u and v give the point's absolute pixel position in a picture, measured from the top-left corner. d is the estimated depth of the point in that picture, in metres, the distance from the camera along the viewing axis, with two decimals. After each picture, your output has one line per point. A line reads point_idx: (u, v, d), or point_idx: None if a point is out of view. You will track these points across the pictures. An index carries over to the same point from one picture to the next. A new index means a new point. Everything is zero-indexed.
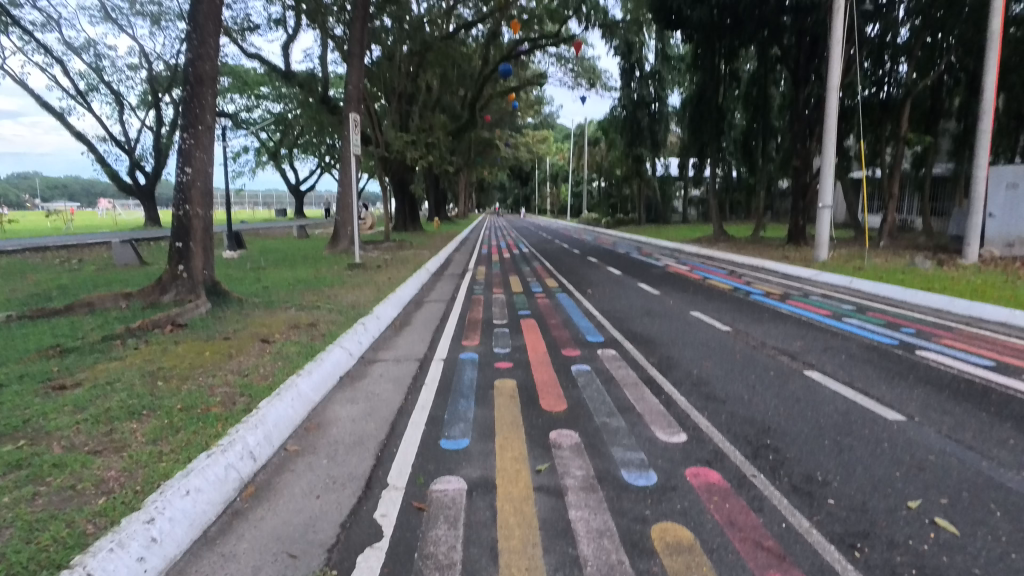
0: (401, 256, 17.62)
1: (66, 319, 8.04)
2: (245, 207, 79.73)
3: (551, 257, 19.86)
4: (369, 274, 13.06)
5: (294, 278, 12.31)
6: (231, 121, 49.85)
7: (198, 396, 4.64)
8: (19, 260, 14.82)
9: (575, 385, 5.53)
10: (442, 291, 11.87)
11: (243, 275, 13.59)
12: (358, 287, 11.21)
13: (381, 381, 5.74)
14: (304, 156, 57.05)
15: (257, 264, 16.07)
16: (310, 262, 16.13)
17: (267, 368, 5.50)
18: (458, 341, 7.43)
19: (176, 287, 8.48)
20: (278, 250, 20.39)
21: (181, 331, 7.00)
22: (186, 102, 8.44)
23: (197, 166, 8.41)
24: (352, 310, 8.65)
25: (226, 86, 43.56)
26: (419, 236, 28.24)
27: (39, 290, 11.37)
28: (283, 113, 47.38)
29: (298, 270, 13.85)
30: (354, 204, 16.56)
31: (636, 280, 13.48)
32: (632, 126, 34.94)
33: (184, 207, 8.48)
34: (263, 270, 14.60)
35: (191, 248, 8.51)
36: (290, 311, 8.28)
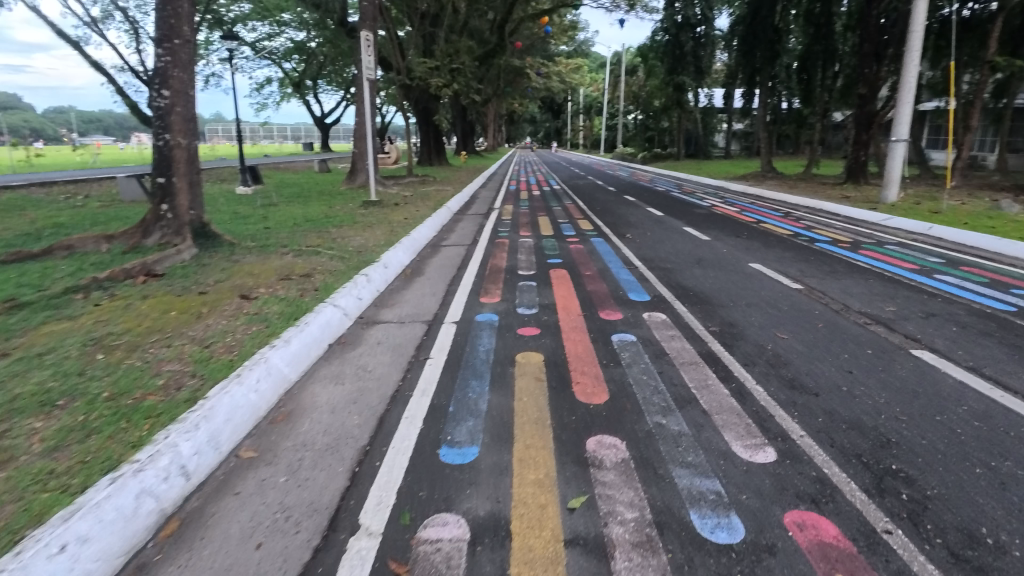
0: (422, 192, 16.38)
1: (38, 264, 7.18)
2: (273, 140, 78.66)
3: (584, 194, 18.37)
4: (384, 213, 11.88)
5: (302, 216, 11.23)
6: (253, 50, 48.06)
7: (136, 378, 3.65)
8: (22, 195, 14.11)
9: (618, 362, 4.37)
10: (464, 233, 10.67)
11: (251, 212, 12.59)
12: (370, 227, 10.06)
13: (377, 350, 4.66)
14: (329, 87, 55.06)
15: (269, 200, 15.03)
16: (326, 198, 15.03)
17: (237, 335, 4.48)
18: (476, 296, 6.29)
19: (160, 229, 7.49)
20: (295, 185, 19.32)
21: (155, 283, 6.04)
22: (158, 11, 7.20)
23: (175, 88, 7.29)
24: (357, 256, 7.56)
25: (245, 12, 41.56)
26: (443, 171, 26.83)
27: (31, 229, 10.57)
28: (306, 41, 45.24)
29: (309, 208, 12.75)
30: (371, 135, 15.23)
31: (680, 222, 12.02)
32: (674, 51, 32.12)
33: (163, 137, 7.36)
34: (274, 207, 13.58)
35: (175, 184, 7.47)
36: (286, 257, 7.23)
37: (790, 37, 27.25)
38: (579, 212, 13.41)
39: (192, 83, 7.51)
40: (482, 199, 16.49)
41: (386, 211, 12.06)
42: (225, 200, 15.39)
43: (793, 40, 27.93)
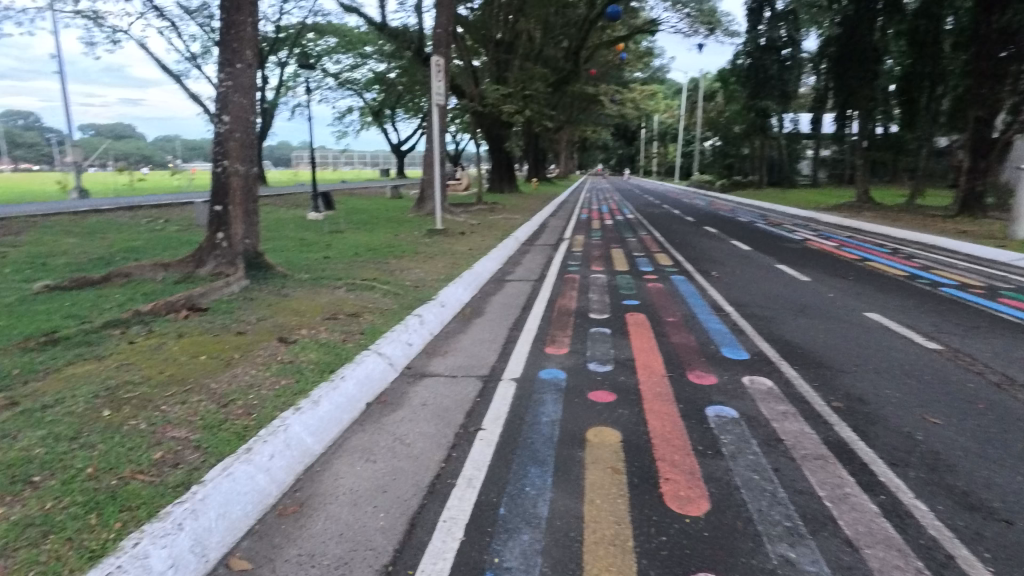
0: (490, 221, 15.88)
1: (94, 293, 7.05)
2: (353, 166, 81.96)
3: (660, 224, 17.31)
4: (448, 242, 11.33)
5: (364, 245, 10.86)
6: (337, 81, 50.27)
7: (132, 447, 3.08)
8: (107, 218, 14.67)
9: (716, 449, 3.41)
10: (531, 267, 9.92)
11: (316, 239, 12.45)
12: (431, 258, 9.49)
13: (421, 413, 3.92)
14: (406, 116, 56.60)
15: (336, 227, 14.93)
16: (391, 226, 14.73)
17: (260, 391, 3.86)
18: (540, 345, 5.47)
19: (215, 258, 7.23)
20: (365, 211, 19.35)
21: (196, 319, 5.65)
22: (222, 35, 7.03)
23: (235, 113, 7.06)
24: (413, 291, 6.96)
25: (331, 46, 43.57)
26: (512, 198, 26.41)
27: (105, 253, 10.73)
28: (386, 72, 46.72)
29: (372, 236, 12.43)
30: (440, 162, 14.87)
31: (771, 259, 10.82)
32: (757, 75, 30.64)
33: (221, 163, 7.13)
34: (340, 234, 13.43)
35: (231, 211, 7.19)
36: (337, 291, 6.71)
37: (889, 58, 25.25)
38: (656, 244, 12.42)
39: (253, 107, 7.27)
40: (551, 229, 15.75)
41: (450, 241, 11.49)
42: (294, 226, 15.43)
43: (892, 61, 25.88)
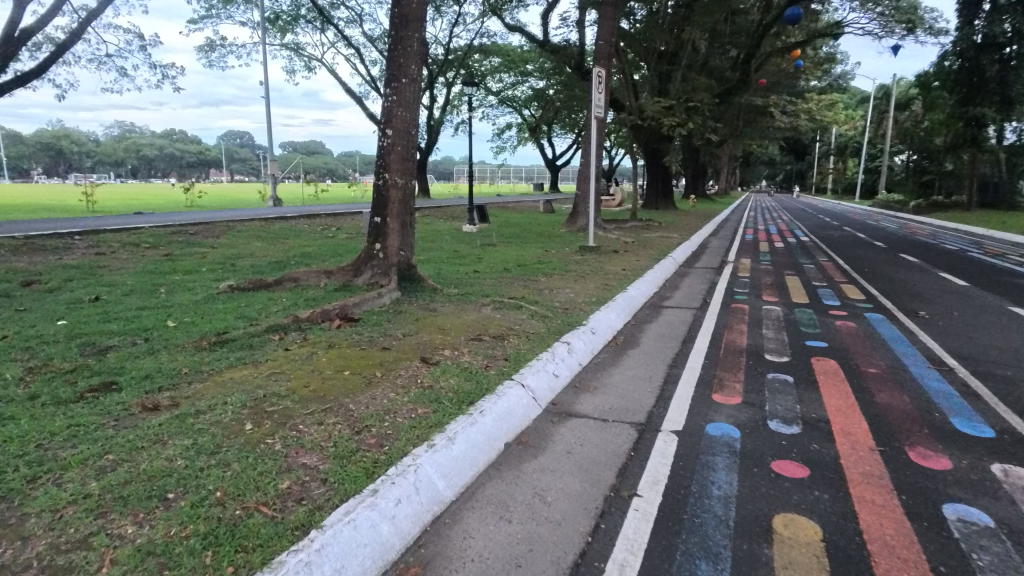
0: (644, 239, 15.03)
1: (267, 296, 7.55)
2: (508, 180, 84.80)
3: (842, 249, 15.20)
4: (600, 260, 10.78)
5: (514, 260, 10.70)
6: (498, 99, 52.20)
7: (263, 471, 2.92)
8: (290, 225, 16.24)
9: (968, 573, 2.47)
10: (692, 292, 9.01)
11: (469, 252, 12.59)
12: (582, 277, 9.00)
13: (566, 464, 3.39)
14: (562, 131, 57.18)
15: (488, 240, 15.08)
16: (542, 241, 14.52)
17: (395, 418, 3.60)
18: (705, 390, 4.70)
19: (371, 269, 7.41)
20: (517, 225, 19.49)
21: (348, 329, 5.69)
22: (391, 51, 7.19)
23: (397, 126, 7.18)
24: (562, 313, 6.50)
25: (494, 65, 45.34)
26: (668, 215, 25.15)
27: (284, 258, 11.73)
28: (545, 89, 47.53)
29: (523, 251, 12.27)
30: (595, 176, 14.41)
31: (998, 298, 8.80)
32: (970, 79, 26.21)
33: (382, 176, 7.30)
34: (492, 247, 13.48)
35: (388, 223, 7.32)
36: (484, 309, 6.47)
37: None
38: (841, 273, 10.78)
39: (415, 120, 7.36)
40: (713, 250, 14.51)
41: (603, 259, 10.93)
42: (449, 238, 15.87)
43: None
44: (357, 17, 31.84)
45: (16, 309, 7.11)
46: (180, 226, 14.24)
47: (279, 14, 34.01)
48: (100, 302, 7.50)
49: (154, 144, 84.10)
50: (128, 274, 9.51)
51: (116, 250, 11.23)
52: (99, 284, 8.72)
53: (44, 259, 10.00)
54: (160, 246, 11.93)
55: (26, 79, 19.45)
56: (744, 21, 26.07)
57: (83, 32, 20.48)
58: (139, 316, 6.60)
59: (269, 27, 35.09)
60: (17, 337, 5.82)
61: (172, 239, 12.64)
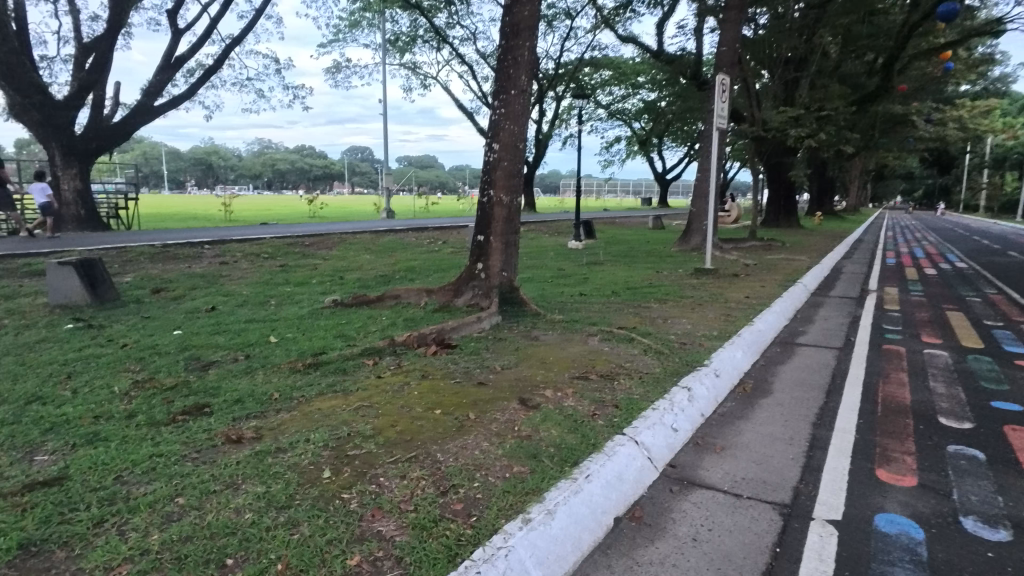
0: (767, 261, 13.71)
1: (368, 313, 7.46)
2: (616, 194, 83.43)
3: (1013, 279, 12.95)
4: (719, 286, 9.79)
5: (622, 282, 9.98)
6: (608, 112, 51.44)
7: (334, 539, 2.53)
8: (399, 238, 16.56)
9: None
10: (831, 328, 7.83)
11: (574, 271, 12.04)
12: (700, 305, 8.13)
13: (693, 558, 2.71)
14: (673, 144, 55.20)
15: (594, 259, 14.42)
16: (652, 261, 13.64)
17: (487, 478, 3.10)
18: (866, 463, 3.79)
19: (472, 289, 7.07)
20: (624, 242, 18.67)
21: (443, 356, 5.34)
22: (500, 62, 6.86)
23: (504, 140, 6.82)
24: (679, 349, 5.76)
25: (604, 78, 44.70)
26: (791, 234, 23.12)
27: (389, 272, 11.81)
28: (657, 101, 46.11)
29: (631, 272, 11.50)
30: (714, 193, 13.32)
31: None
32: None
33: (487, 193, 6.95)
34: (598, 267, 12.84)
35: (491, 242, 6.94)
36: (590, 341, 5.88)
37: None
38: (1018, 311, 9.03)
39: (523, 133, 6.95)
40: (850, 277, 12.89)
41: (722, 284, 9.93)
42: (554, 255, 15.40)
43: None
44: (470, 35, 32.54)
45: (143, 317, 7.51)
46: (298, 238, 14.93)
47: (398, 36, 35.66)
48: (215, 312, 7.76)
49: (287, 159, 91.81)
50: (245, 284, 9.91)
51: (239, 260, 11.85)
52: (219, 293, 9.12)
53: (176, 267, 10.72)
54: (278, 256, 12.46)
55: (178, 102, 21.93)
56: (885, 21, 23.52)
57: (227, 58, 22.45)
58: (246, 330, 6.69)
59: (390, 48, 36.94)
60: (134, 347, 6.03)
61: (290, 250, 13.20)
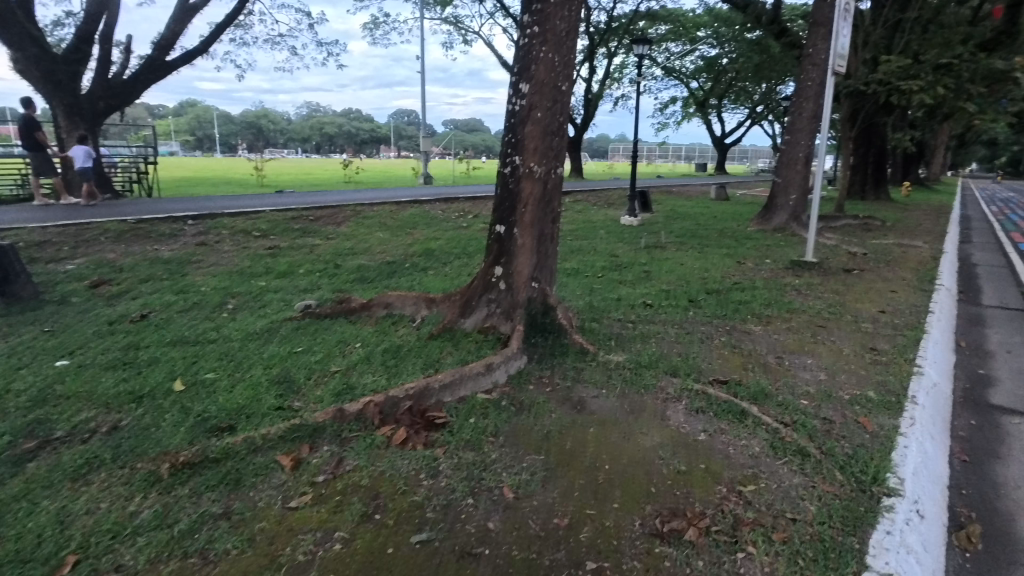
0: (878, 248, 10.84)
1: (345, 331, 5.27)
2: (668, 159, 79.31)
3: None
4: (833, 290, 7.18)
5: (698, 282, 7.48)
6: (665, 70, 47.40)
7: None
8: (424, 210, 14.35)
9: None
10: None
11: (632, 259, 9.57)
12: (821, 326, 5.60)
13: None
14: (735, 105, 50.75)
15: (655, 240, 11.87)
16: (726, 246, 11.01)
17: None
18: None
19: (487, 305, 4.77)
20: (687, 218, 15.94)
21: (419, 450, 3.09)
22: None
23: (538, 78, 4.40)
24: (830, 440, 3.32)
25: (664, 32, 40.74)
26: (884, 208, 19.77)
27: (403, 256, 9.63)
28: (720, 56, 41.88)
29: (705, 264, 8.95)
30: (816, 161, 10.40)
31: None
32: None
33: (512, 160, 4.57)
34: (660, 253, 10.31)
35: (517, 238, 4.57)
36: (672, 417, 3.53)
37: None
38: None
39: (569, 65, 4.52)
40: (991, 272, 9.97)
41: (836, 287, 7.33)
42: (603, 233, 12.93)
43: None
44: None
45: (46, 329, 5.52)
46: (308, 209, 12.91)
47: None
48: (144, 323, 5.72)
49: (334, 121, 90.79)
50: (217, 273, 7.91)
51: (224, 238, 9.87)
52: (173, 288, 7.10)
53: (142, 249, 8.79)
54: (272, 234, 10.43)
55: (193, 56, 20.13)
56: None
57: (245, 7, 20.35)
58: (156, 362, 4.58)
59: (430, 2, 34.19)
60: None
61: (290, 226, 11.17)
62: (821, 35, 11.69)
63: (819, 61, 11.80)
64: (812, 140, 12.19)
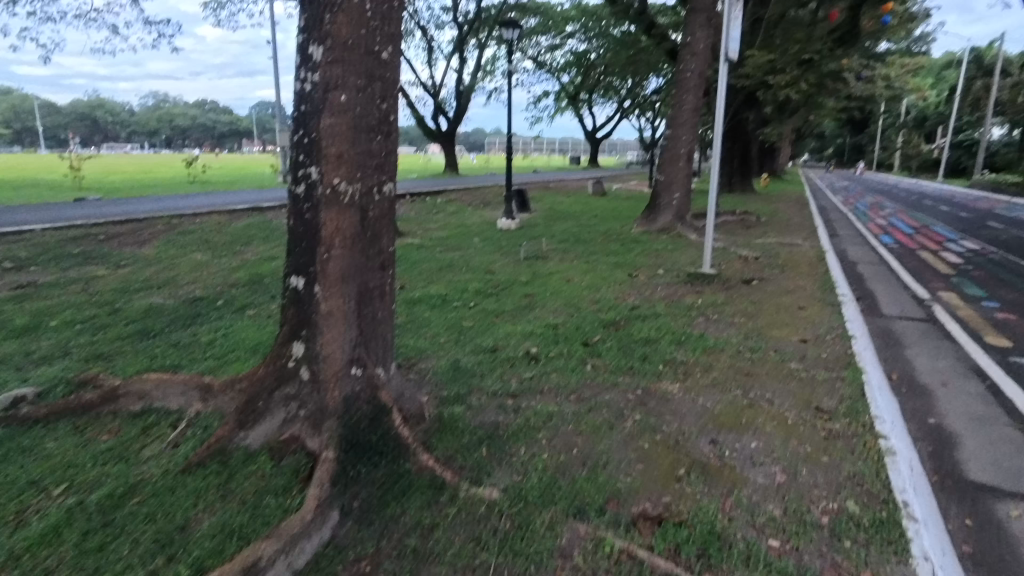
0: (763, 248, 10.34)
1: (56, 452, 3.25)
2: (543, 153, 80.04)
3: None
4: (740, 312, 6.16)
5: (591, 311, 6.15)
6: (536, 64, 47.05)
7: None
8: (265, 219, 11.97)
9: None
10: (979, 416, 4.35)
11: (511, 276, 8.13)
12: (749, 375, 4.42)
13: None
14: (604, 99, 51.70)
15: (535, 248, 10.55)
16: (613, 254, 9.94)
17: None
18: None
19: (286, 403, 3.01)
20: (567, 218, 14.93)
21: None
22: None
23: (336, 34, 2.61)
24: None
25: (533, 25, 40.12)
26: (751, 202, 20.20)
27: (222, 287, 7.46)
28: (589, 51, 42.09)
29: (594, 282, 7.72)
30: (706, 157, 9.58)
31: None
32: None
33: (306, 171, 2.78)
34: (542, 265, 8.99)
35: (320, 303, 2.81)
36: None
37: None
38: None
39: (392, 18, 2.75)
40: (873, 272, 9.76)
41: (743, 308, 6.34)
42: (478, 241, 11.41)
43: None
44: None
45: None
46: (104, 224, 10.12)
47: None
48: None
49: (184, 113, 81.61)
50: None
51: None
52: None
53: None
54: (35, 264, 7.75)
55: None
56: None
57: None
58: None
59: None
60: None
61: (67, 250, 8.47)
62: (699, 23, 11.01)
63: (698, 51, 11.11)
64: (693, 135, 11.51)
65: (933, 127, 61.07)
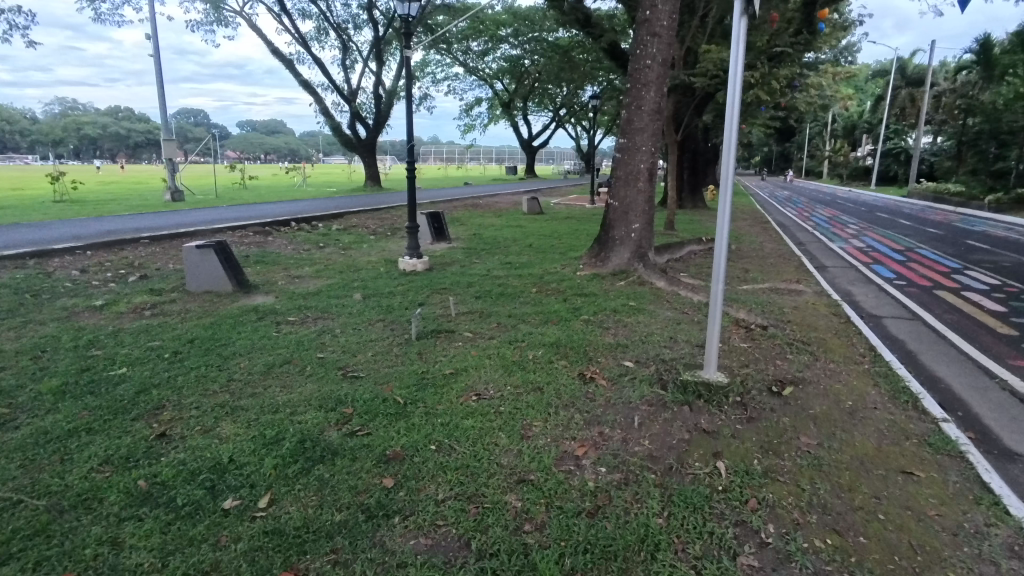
0: (758, 303, 7.45)
1: None
2: (480, 161, 76.99)
3: None
4: (812, 509, 3.02)
5: (507, 532, 2.88)
6: (466, 70, 43.93)
7: None
8: (42, 273, 8.08)
9: None
10: None
11: (377, 389, 4.79)
12: None
13: None
14: (539, 108, 49.20)
15: (439, 310, 7.22)
16: (551, 321, 6.73)
17: None
18: None
19: None
20: (493, 251, 11.74)
21: None
22: None
23: None
24: None
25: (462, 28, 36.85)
26: (706, 221, 17.63)
27: None
28: (523, 57, 39.44)
29: (521, 401, 4.47)
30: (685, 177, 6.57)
31: None
32: None
33: None
34: (439, 352, 5.72)
35: None
36: None
37: None
38: None
39: None
40: (915, 336, 6.99)
41: (810, 492, 3.21)
42: (361, 298, 7.96)
43: None
44: None
45: None
46: None
47: None
48: None
49: (86, 119, 73.20)
50: None
51: None
52: None
53: None
54: None
55: None
56: None
57: None
58: None
59: None
60: None
61: None
62: None
63: (660, 31, 8.17)
64: (655, 145, 8.55)
65: (860, 135, 62.20)
